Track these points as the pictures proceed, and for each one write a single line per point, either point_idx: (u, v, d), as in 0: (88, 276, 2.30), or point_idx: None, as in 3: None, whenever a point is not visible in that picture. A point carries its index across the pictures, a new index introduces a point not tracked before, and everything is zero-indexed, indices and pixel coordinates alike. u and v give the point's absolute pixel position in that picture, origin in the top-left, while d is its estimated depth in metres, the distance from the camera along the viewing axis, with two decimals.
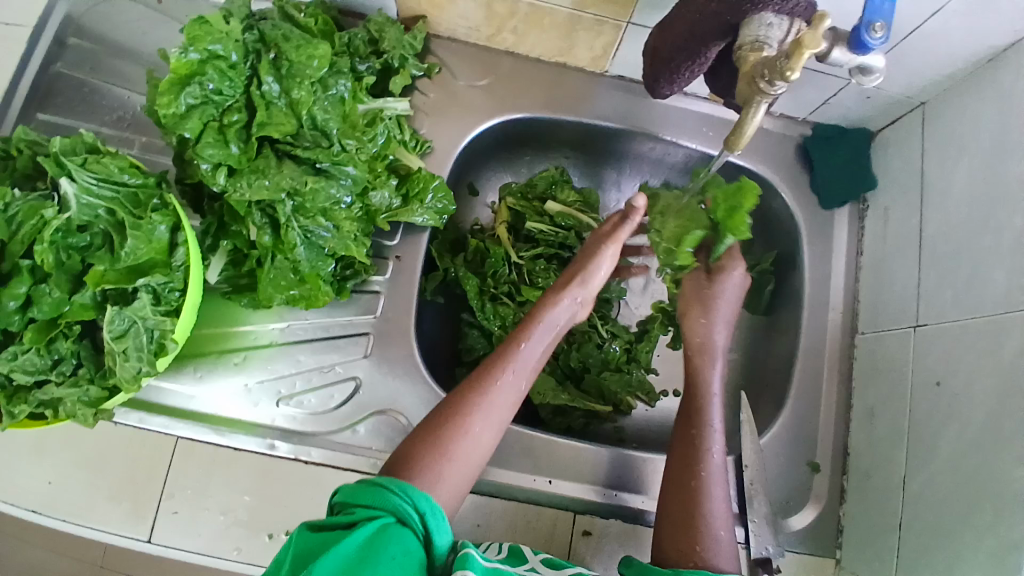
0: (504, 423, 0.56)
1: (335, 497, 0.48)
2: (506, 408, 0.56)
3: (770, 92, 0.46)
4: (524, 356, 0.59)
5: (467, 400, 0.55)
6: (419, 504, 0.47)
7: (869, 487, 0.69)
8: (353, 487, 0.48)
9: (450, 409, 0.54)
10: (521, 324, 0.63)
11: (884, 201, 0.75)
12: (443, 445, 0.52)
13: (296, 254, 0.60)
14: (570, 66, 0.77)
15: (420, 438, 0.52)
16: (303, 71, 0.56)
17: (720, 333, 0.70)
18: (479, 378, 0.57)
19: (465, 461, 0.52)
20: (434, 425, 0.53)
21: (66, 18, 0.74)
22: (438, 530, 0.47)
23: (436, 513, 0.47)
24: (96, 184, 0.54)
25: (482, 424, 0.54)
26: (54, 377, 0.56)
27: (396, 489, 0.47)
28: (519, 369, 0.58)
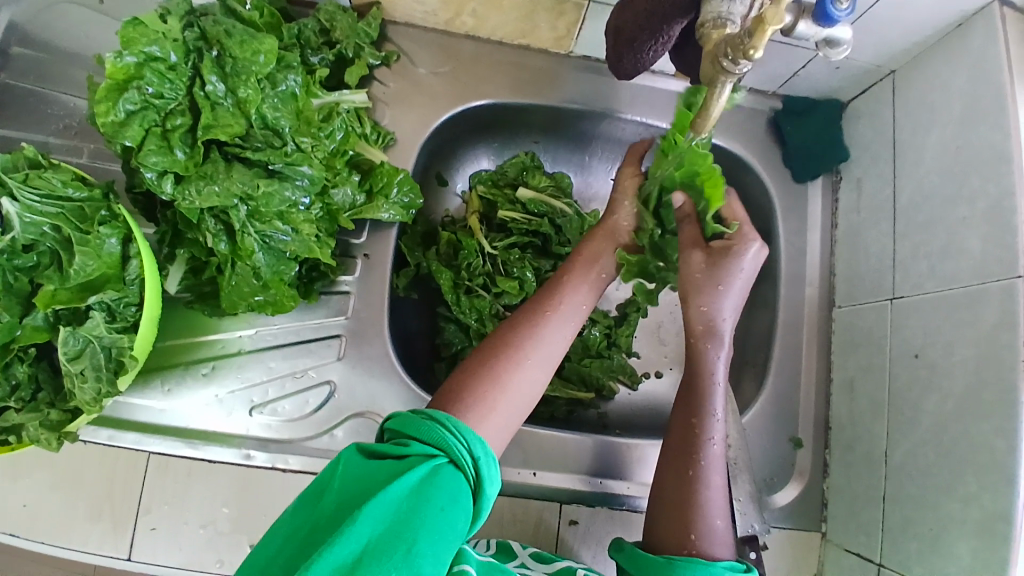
0: (553, 365, 0.57)
1: (388, 424, 0.48)
2: (554, 349, 0.57)
3: (734, 70, 0.44)
4: (571, 302, 0.60)
5: (521, 335, 0.57)
6: (472, 449, 0.46)
7: (850, 460, 0.69)
8: (407, 418, 0.47)
9: (503, 343, 0.56)
10: (531, 305, 0.60)
11: (858, 172, 0.74)
12: (496, 377, 0.53)
13: (255, 260, 0.57)
14: (533, 47, 0.75)
15: (474, 368, 0.54)
16: (248, 68, 0.53)
17: (731, 306, 0.60)
18: (528, 317, 0.58)
19: (519, 392, 0.54)
20: (489, 357, 0.55)
21: (9, 25, 0.68)
22: (487, 477, 0.46)
23: (488, 460, 0.47)
24: (39, 201, 0.52)
25: (534, 362, 0.55)
26: (13, 404, 0.54)
27: (452, 427, 0.47)
28: (568, 313, 0.60)
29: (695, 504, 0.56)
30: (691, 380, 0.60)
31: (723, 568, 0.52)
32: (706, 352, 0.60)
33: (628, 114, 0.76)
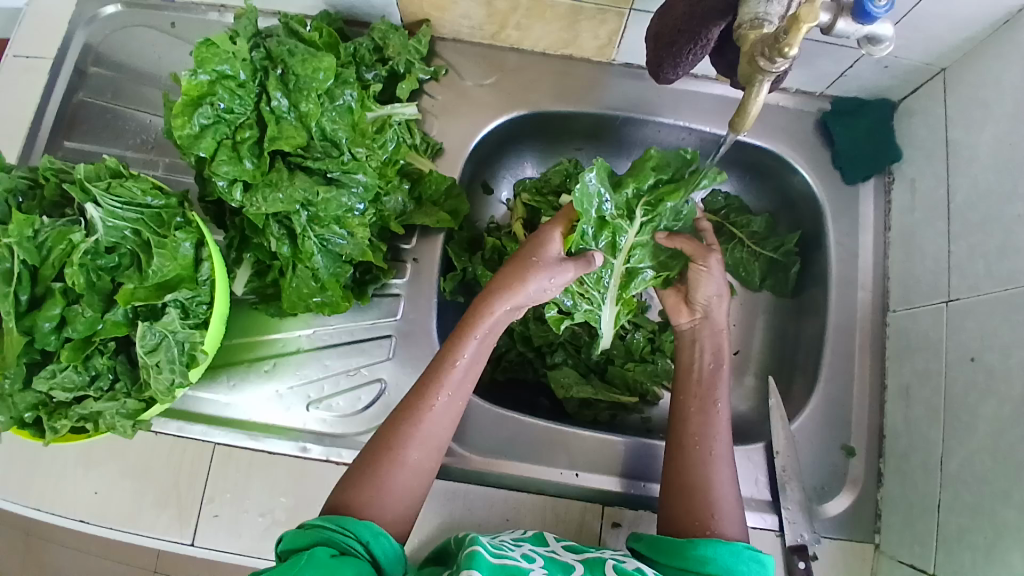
0: (443, 443, 0.58)
1: (278, 546, 0.49)
2: (441, 431, 0.58)
3: (772, 70, 0.44)
4: (456, 375, 0.59)
5: (400, 432, 0.56)
6: (359, 534, 0.49)
7: (906, 469, 0.66)
8: (294, 533, 0.49)
9: (386, 438, 0.56)
10: (455, 335, 0.61)
11: (911, 172, 0.72)
12: (379, 480, 0.54)
13: (314, 262, 0.61)
14: (576, 57, 0.77)
15: (354, 477, 0.54)
16: (309, 84, 0.57)
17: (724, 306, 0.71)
18: (412, 400, 0.58)
19: (412, 478, 0.55)
20: (372, 454, 0.55)
21: (85, 48, 0.79)
22: (385, 553, 0.49)
23: (379, 539, 0.49)
24: (121, 207, 0.57)
25: (420, 452, 0.56)
26: (92, 393, 0.59)
27: (333, 526, 0.49)
28: (453, 391, 0.59)
29: (712, 482, 0.60)
30: (706, 371, 0.67)
31: (743, 546, 0.54)
32: (720, 337, 0.70)
33: (672, 118, 0.77)
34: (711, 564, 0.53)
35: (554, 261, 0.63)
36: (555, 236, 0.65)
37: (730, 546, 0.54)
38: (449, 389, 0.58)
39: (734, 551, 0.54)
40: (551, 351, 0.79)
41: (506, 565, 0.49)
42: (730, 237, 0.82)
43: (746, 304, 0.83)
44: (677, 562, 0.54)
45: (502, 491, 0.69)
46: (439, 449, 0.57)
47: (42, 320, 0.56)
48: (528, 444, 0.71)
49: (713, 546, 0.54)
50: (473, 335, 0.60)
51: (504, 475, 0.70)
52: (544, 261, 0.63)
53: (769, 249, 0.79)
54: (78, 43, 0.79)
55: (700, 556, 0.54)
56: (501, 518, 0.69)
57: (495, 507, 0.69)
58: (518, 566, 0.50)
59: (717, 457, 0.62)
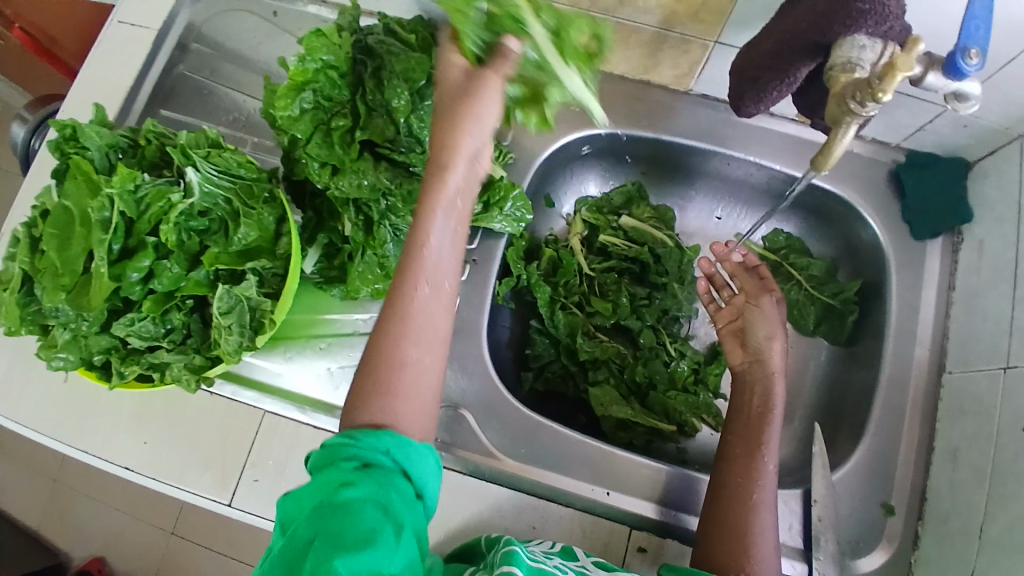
0: (444, 328, 0.50)
1: (308, 462, 0.47)
2: (438, 303, 0.49)
3: (861, 113, 0.46)
4: (429, 257, 0.48)
5: (383, 338, 0.48)
6: (383, 443, 0.45)
7: (945, 534, 0.64)
8: (318, 450, 0.46)
9: (374, 352, 0.47)
10: (418, 218, 0.49)
11: (980, 233, 0.71)
12: (379, 387, 0.47)
13: (385, 250, 0.64)
14: (653, 84, 0.79)
15: (354, 403, 0.47)
16: (404, 82, 0.60)
17: (780, 349, 0.71)
18: (390, 308, 0.48)
19: (411, 394, 0.47)
20: (364, 379, 0.47)
21: (187, 27, 0.85)
22: (415, 469, 0.45)
23: (404, 446, 0.45)
24: (217, 175, 0.61)
25: (416, 346, 0.48)
26: (166, 343, 0.63)
27: (358, 440, 0.45)
28: (433, 280, 0.48)
29: (752, 525, 0.61)
30: (755, 414, 0.68)
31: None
32: (771, 383, 0.69)
33: (743, 153, 0.78)
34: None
35: (468, 82, 0.50)
36: (487, 80, 0.50)
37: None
38: (426, 279, 0.48)
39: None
40: (595, 367, 0.79)
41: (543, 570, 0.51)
42: (787, 279, 0.83)
43: (795, 347, 0.83)
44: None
45: (531, 497, 0.70)
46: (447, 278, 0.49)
47: (132, 270, 0.59)
48: (558, 457, 0.72)
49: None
50: (435, 210, 0.48)
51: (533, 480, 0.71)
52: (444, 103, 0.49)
53: (827, 294, 0.79)
54: (182, 20, 0.85)
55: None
56: (529, 526, 0.69)
57: (523, 513, 0.69)
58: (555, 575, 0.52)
59: (760, 502, 0.62)
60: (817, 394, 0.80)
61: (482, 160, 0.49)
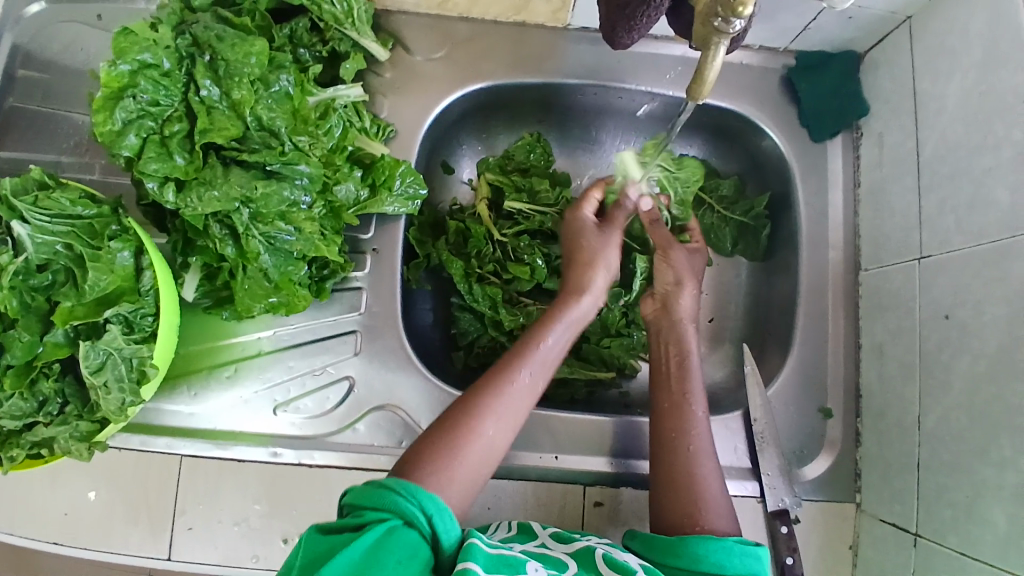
0: (518, 423, 0.57)
1: (346, 498, 0.49)
2: (519, 407, 0.57)
3: (727, 32, 0.41)
4: (541, 352, 0.60)
5: (442, 443, 0.53)
6: (425, 506, 0.48)
7: (884, 428, 0.66)
8: (362, 489, 0.49)
9: (467, 408, 0.55)
10: (513, 352, 0.60)
11: (879, 127, 0.70)
12: (457, 448, 0.53)
13: (261, 262, 0.58)
14: (529, 24, 0.73)
15: (435, 436, 0.54)
16: (241, 70, 0.53)
17: (691, 296, 0.71)
18: (489, 379, 0.58)
19: (473, 466, 0.53)
20: (447, 426, 0.54)
21: (11, 49, 0.73)
22: (445, 532, 0.48)
23: (443, 515, 0.48)
24: (50, 220, 0.53)
25: (496, 427, 0.55)
26: (41, 419, 0.56)
27: (402, 490, 0.48)
28: (533, 370, 0.59)
29: (699, 478, 0.58)
30: (674, 364, 0.66)
31: (733, 541, 0.53)
32: (684, 332, 0.68)
33: (634, 83, 0.74)
34: (704, 562, 0.52)
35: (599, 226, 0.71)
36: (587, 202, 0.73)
37: (721, 542, 0.52)
38: (531, 366, 0.59)
39: (725, 547, 0.52)
40: None
41: (504, 555, 0.48)
42: (699, 203, 0.81)
43: (718, 271, 0.81)
44: (670, 563, 0.52)
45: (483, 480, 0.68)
46: (515, 427, 0.56)
47: None
48: None
49: (705, 543, 0.52)
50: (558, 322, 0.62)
51: None
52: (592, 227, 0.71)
53: (738, 212, 0.78)
54: (7, 44, 0.72)
55: (693, 554, 0.52)
56: (483, 507, 0.67)
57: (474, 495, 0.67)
58: (516, 556, 0.50)
59: (699, 451, 0.60)
60: (747, 313, 0.80)
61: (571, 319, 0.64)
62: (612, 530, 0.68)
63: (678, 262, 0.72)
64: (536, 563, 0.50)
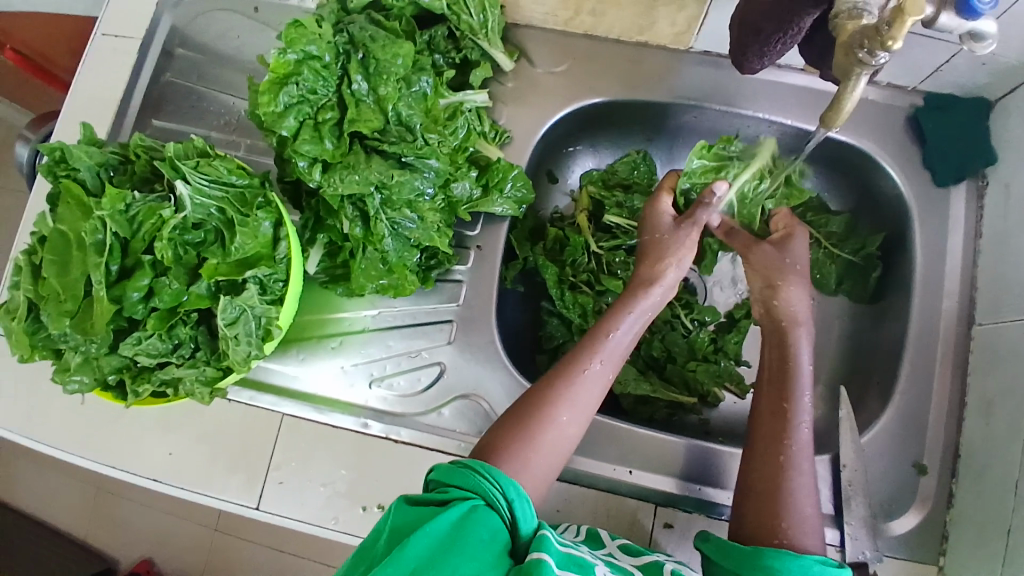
0: (592, 411, 0.59)
1: (431, 474, 0.52)
2: (592, 397, 0.59)
3: (871, 63, 0.42)
4: (611, 344, 0.61)
5: (516, 432, 0.55)
6: (506, 490, 0.50)
7: (984, 492, 0.63)
8: (448, 467, 0.51)
9: (539, 398, 0.57)
10: (580, 344, 0.61)
11: (1009, 176, 0.67)
12: (532, 435, 0.55)
13: (384, 245, 0.63)
14: (650, 44, 0.76)
15: (510, 424, 0.56)
16: (389, 69, 0.58)
17: (799, 296, 0.66)
18: (561, 370, 0.59)
19: (549, 452, 0.55)
20: (522, 416, 0.56)
21: (171, 30, 0.83)
22: (523, 518, 0.50)
23: (521, 501, 0.50)
24: (208, 184, 0.60)
25: (569, 415, 0.57)
26: (174, 359, 0.63)
27: (485, 474, 0.50)
28: (605, 360, 0.60)
29: (787, 491, 0.57)
30: (777, 369, 0.63)
31: (814, 560, 0.52)
32: (789, 335, 0.64)
33: (751, 110, 0.75)
34: None
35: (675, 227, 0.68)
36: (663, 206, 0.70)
37: (801, 560, 0.51)
38: (602, 356, 0.60)
39: (804, 565, 0.51)
40: None
41: (573, 556, 0.50)
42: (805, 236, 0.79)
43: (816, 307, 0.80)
44: (744, 572, 0.52)
45: (556, 481, 0.70)
46: (590, 412, 0.58)
47: (132, 291, 0.59)
48: (582, 436, 0.71)
49: (784, 558, 0.51)
50: (628, 311, 0.63)
51: None
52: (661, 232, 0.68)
53: (848, 250, 0.77)
54: (165, 25, 0.83)
55: (768, 566, 0.52)
56: (552, 510, 0.69)
57: (546, 495, 0.69)
58: (584, 558, 0.51)
59: (790, 463, 0.58)
60: (843, 355, 0.78)
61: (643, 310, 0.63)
62: (681, 553, 0.67)
63: (766, 259, 0.69)
64: (604, 569, 0.51)
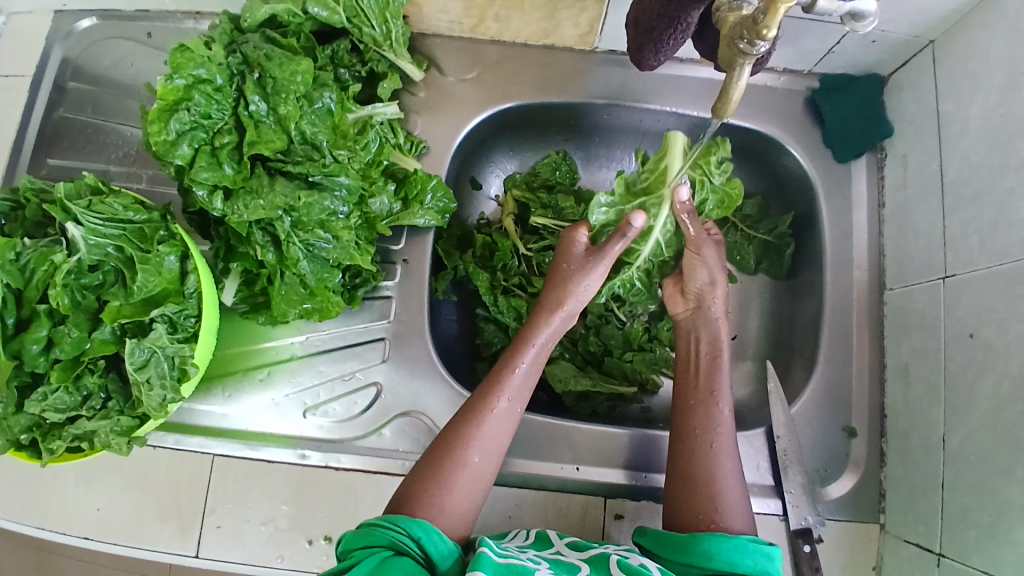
0: (502, 449, 0.59)
1: (339, 548, 0.51)
2: (501, 434, 0.59)
3: (753, 53, 0.43)
4: (516, 379, 0.61)
5: (426, 481, 0.55)
6: (412, 531, 0.50)
7: (908, 447, 0.66)
8: (352, 534, 0.51)
9: (449, 442, 0.57)
10: (487, 382, 0.61)
11: (903, 148, 0.71)
12: (443, 479, 0.55)
13: (300, 268, 0.61)
14: (558, 46, 0.76)
15: (421, 475, 0.55)
16: (288, 87, 0.57)
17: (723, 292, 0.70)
18: (470, 411, 0.59)
19: (463, 495, 0.55)
20: (433, 462, 0.56)
21: (62, 62, 0.78)
22: (438, 550, 0.50)
23: (431, 535, 0.50)
24: (102, 224, 0.56)
25: (481, 455, 0.57)
26: (84, 413, 0.58)
27: (387, 525, 0.50)
28: (513, 396, 0.60)
29: (715, 477, 0.59)
30: (703, 362, 0.66)
31: (746, 539, 0.53)
32: (716, 328, 0.68)
33: (658, 104, 0.76)
34: (716, 559, 0.52)
35: (587, 262, 0.67)
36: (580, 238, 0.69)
37: (733, 540, 0.53)
38: (509, 394, 0.60)
39: (738, 545, 0.53)
40: None
41: (512, 564, 0.49)
42: (722, 221, 0.81)
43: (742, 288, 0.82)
44: (682, 559, 0.53)
45: (505, 489, 0.69)
46: (500, 451, 0.58)
47: (30, 342, 0.55)
48: (524, 441, 0.70)
49: (717, 541, 0.53)
50: (530, 343, 0.63)
51: (504, 473, 0.69)
52: (577, 266, 0.68)
53: (762, 231, 0.78)
54: (58, 59, 0.78)
55: (704, 552, 0.53)
56: (504, 516, 0.68)
57: (496, 503, 0.68)
58: (525, 565, 0.50)
59: (720, 449, 0.60)
60: (770, 332, 0.80)
61: (541, 342, 0.64)
62: (632, 543, 0.68)
63: (706, 258, 0.69)
64: (546, 572, 0.50)
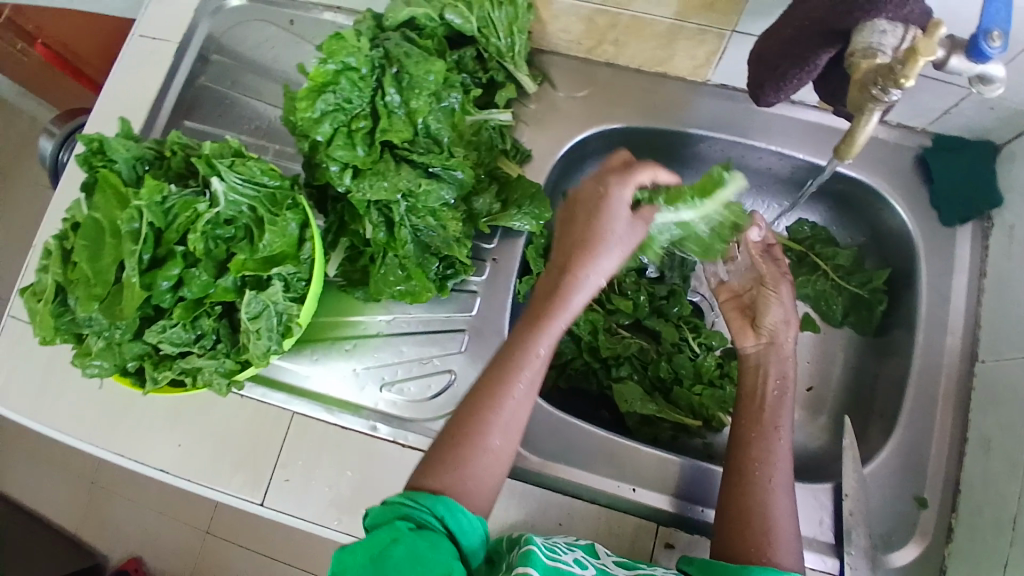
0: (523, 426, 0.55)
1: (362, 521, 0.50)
2: (521, 415, 0.55)
3: (884, 100, 0.46)
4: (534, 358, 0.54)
5: (445, 460, 0.52)
6: (434, 508, 0.49)
7: (979, 524, 0.63)
8: (375, 510, 0.50)
9: (467, 424, 0.53)
10: (501, 364, 0.55)
11: (1011, 219, 0.69)
12: (464, 459, 0.52)
13: (406, 251, 0.65)
14: (669, 76, 0.79)
15: (439, 454, 0.53)
16: (422, 84, 0.62)
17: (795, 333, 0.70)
18: (488, 390, 0.54)
19: (485, 474, 0.53)
20: (452, 439, 0.53)
21: (207, 37, 0.87)
22: (462, 527, 0.49)
23: (455, 512, 0.49)
24: (241, 183, 0.62)
25: (502, 437, 0.54)
26: (196, 350, 0.64)
27: (411, 501, 0.49)
28: (530, 377, 0.54)
29: (767, 513, 0.58)
30: (772, 399, 0.66)
31: None
32: (786, 366, 0.68)
33: (763, 142, 0.77)
34: None
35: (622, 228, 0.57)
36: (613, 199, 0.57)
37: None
38: (528, 376, 0.54)
39: None
40: (618, 364, 0.79)
41: (560, 569, 0.50)
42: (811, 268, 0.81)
43: (823, 339, 0.82)
44: None
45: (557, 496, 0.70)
46: (521, 430, 0.55)
47: (162, 279, 0.61)
48: (583, 451, 0.72)
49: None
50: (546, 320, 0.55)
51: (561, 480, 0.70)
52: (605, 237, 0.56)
53: (855, 283, 0.78)
54: (203, 33, 0.87)
55: None
56: (554, 523, 0.68)
57: (550, 509, 0.69)
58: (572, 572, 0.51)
59: (776, 487, 0.60)
60: (848, 387, 0.79)
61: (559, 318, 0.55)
62: None
63: (782, 294, 0.71)
64: None
